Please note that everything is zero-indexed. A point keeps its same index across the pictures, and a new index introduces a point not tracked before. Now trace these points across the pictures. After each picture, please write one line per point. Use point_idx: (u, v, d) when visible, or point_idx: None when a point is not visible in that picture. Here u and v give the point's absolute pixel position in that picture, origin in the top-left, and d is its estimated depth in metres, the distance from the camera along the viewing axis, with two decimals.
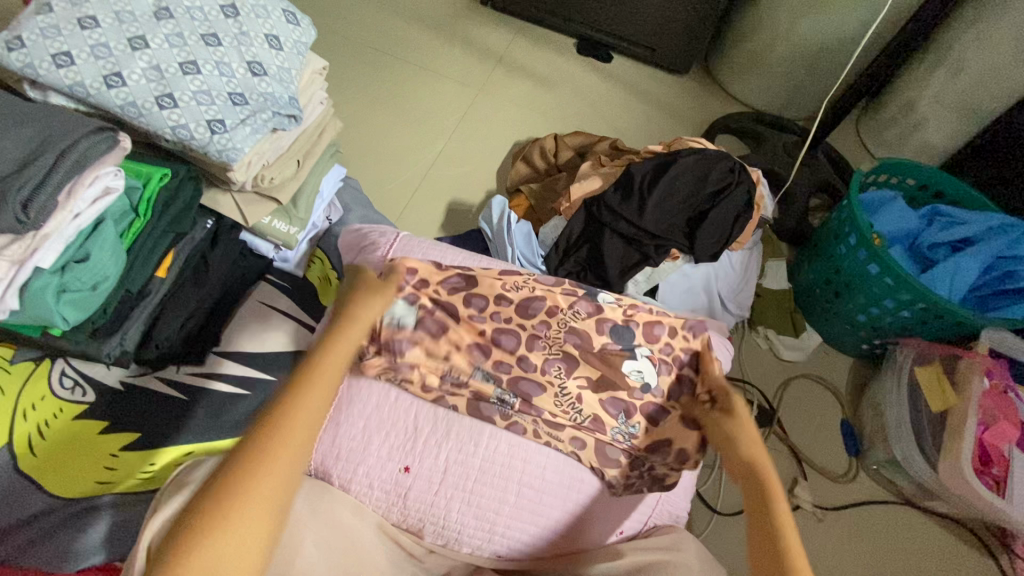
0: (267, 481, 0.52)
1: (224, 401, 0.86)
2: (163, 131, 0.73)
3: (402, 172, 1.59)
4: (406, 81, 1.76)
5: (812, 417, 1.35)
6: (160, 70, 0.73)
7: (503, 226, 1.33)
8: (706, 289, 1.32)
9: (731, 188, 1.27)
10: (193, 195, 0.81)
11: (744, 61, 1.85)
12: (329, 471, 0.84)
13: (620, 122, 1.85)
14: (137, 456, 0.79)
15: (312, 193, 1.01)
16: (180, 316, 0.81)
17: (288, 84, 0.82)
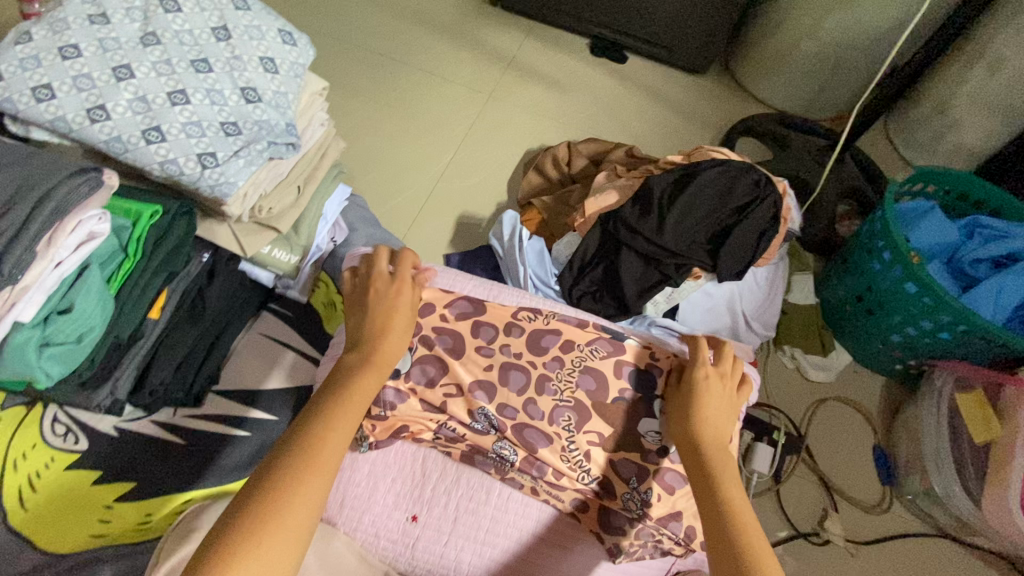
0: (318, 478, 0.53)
1: (221, 445, 0.82)
2: (151, 167, 0.69)
3: (410, 184, 1.54)
4: (413, 88, 1.70)
5: (841, 442, 1.28)
6: (146, 102, 0.68)
7: (515, 243, 1.27)
8: (730, 307, 1.25)
9: (757, 202, 1.20)
10: (187, 230, 0.76)
11: (766, 61, 1.76)
12: (332, 519, 0.80)
13: (635, 126, 1.78)
14: (130, 507, 0.75)
15: (315, 219, 0.96)
16: (176, 357, 0.77)
17: (284, 110, 0.77)
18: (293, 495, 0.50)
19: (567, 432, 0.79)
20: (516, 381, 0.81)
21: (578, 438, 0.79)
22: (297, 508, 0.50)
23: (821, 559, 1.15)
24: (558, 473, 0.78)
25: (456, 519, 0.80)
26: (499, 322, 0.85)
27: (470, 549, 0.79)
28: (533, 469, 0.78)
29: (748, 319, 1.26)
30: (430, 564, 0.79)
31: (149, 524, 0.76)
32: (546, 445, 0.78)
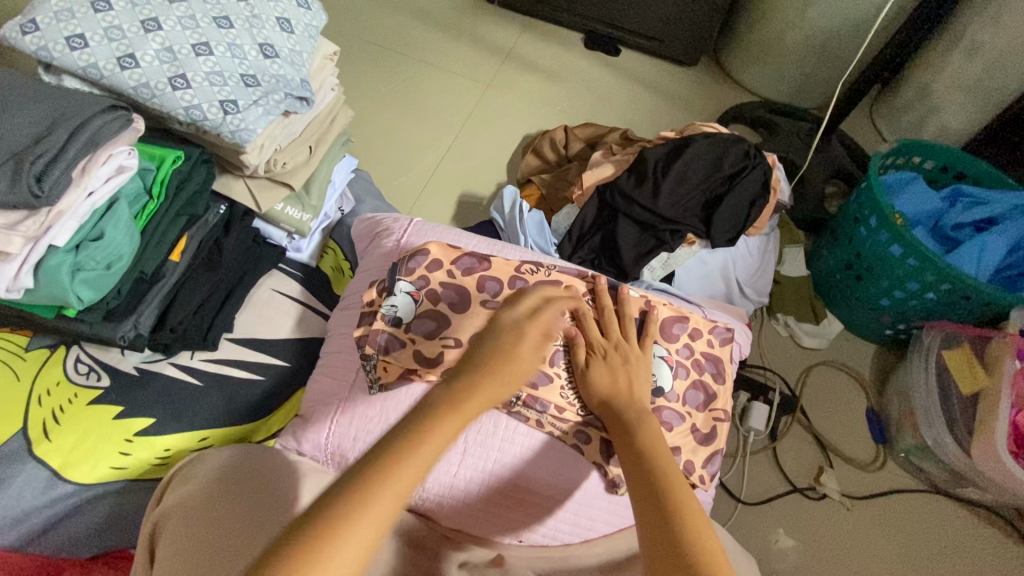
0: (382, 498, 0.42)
1: (237, 388, 0.85)
2: (176, 112, 0.73)
3: (413, 166, 1.59)
4: (415, 78, 1.76)
5: (834, 404, 1.32)
6: (172, 52, 0.73)
7: (515, 215, 1.31)
8: (724, 275, 1.29)
9: (747, 171, 1.25)
10: (206, 177, 0.80)
11: (754, 50, 1.83)
12: (345, 455, 0.83)
13: (630, 114, 1.84)
14: (149, 441, 0.78)
15: (324, 181, 1.00)
16: (194, 300, 0.81)
17: (299, 67, 0.82)
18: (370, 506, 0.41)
19: (566, 374, 0.82)
20: None
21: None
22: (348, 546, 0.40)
23: (817, 513, 1.18)
24: (561, 408, 0.81)
25: (465, 455, 0.83)
26: (503, 275, 0.88)
27: (478, 480, 0.82)
28: (537, 405, 0.81)
29: (741, 287, 1.30)
30: (439, 495, 0.83)
31: (167, 458, 0.80)
32: (547, 383, 0.81)
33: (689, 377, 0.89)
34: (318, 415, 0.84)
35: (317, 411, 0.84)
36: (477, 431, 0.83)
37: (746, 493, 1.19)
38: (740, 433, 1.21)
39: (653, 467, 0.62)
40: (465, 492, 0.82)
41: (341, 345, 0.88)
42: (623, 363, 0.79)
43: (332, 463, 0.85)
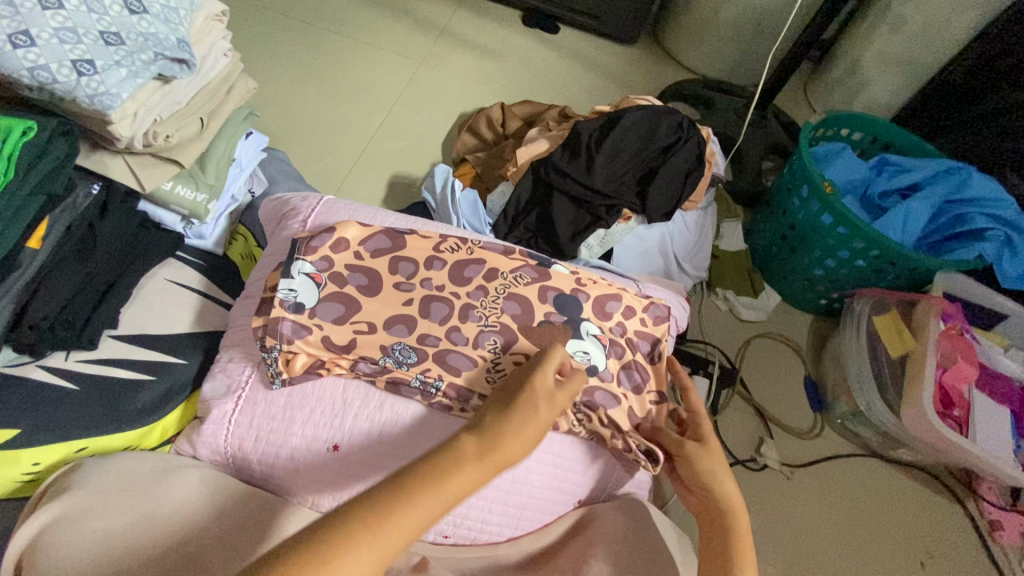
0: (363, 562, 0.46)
1: (124, 388, 0.76)
2: (20, 74, 0.63)
3: (341, 147, 1.50)
4: (341, 55, 1.65)
5: (774, 375, 1.32)
6: (11, 4, 0.61)
7: (447, 194, 1.25)
8: (662, 251, 1.27)
9: (681, 143, 1.23)
10: (69, 152, 0.71)
11: (690, 27, 1.81)
12: (247, 457, 0.76)
13: (569, 92, 1.79)
14: (14, 455, 0.68)
15: (224, 158, 0.91)
16: (63, 295, 0.71)
17: (175, 25, 0.73)
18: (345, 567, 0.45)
19: (491, 355, 0.78)
20: (437, 311, 0.80)
21: (503, 360, 0.78)
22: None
23: (758, 483, 1.19)
24: (486, 395, 0.77)
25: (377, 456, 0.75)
26: (418, 256, 0.83)
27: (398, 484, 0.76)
28: (459, 394, 0.76)
29: (680, 262, 1.28)
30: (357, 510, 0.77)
31: (38, 473, 0.70)
32: (469, 367, 0.77)
33: (627, 363, 0.83)
34: (214, 415, 0.76)
35: (212, 411, 0.76)
36: (399, 428, 0.76)
37: None
38: None
39: (734, 550, 0.66)
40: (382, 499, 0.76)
41: (243, 338, 0.80)
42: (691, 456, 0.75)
43: (237, 468, 0.78)
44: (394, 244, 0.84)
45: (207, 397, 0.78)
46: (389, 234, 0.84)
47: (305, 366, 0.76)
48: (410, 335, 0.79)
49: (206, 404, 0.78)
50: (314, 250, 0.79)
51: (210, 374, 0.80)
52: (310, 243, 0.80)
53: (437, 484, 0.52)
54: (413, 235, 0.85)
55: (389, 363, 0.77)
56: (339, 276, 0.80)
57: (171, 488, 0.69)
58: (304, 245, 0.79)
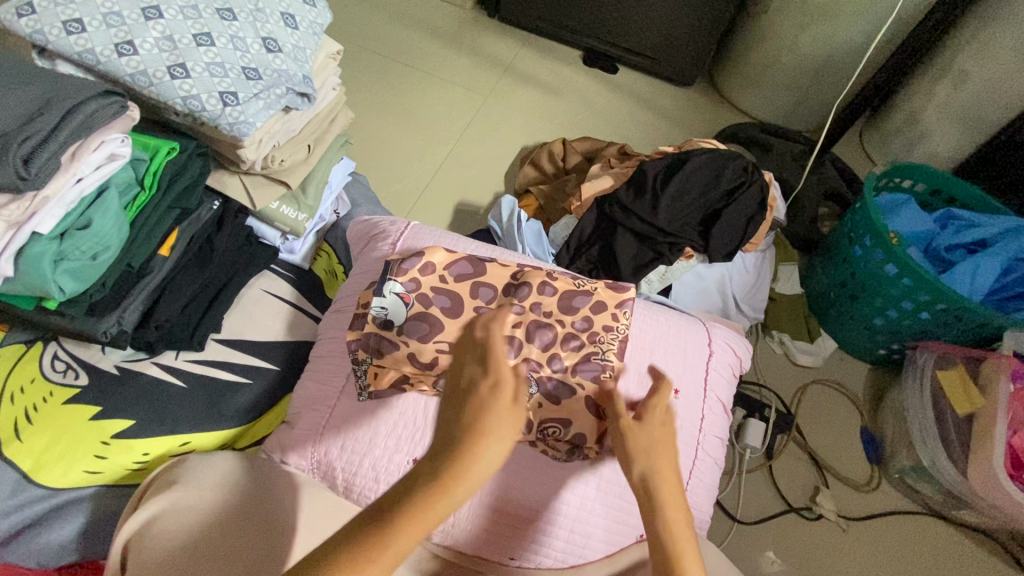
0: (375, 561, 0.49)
1: (224, 389, 0.81)
2: (174, 102, 0.71)
3: (410, 173, 1.58)
4: (413, 87, 1.76)
5: (828, 422, 1.31)
6: (172, 41, 0.71)
7: (513, 223, 1.30)
8: (721, 289, 1.29)
9: (744, 187, 1.25)
10: (201, 172, 0.78)
11: (749, 73, 1.85)
12: (331, 465, 0.80)
13: (626, 130, 1.85)
14: (128, 444, 0.74)
15: (322, 181, 0.99)
16: (181, 299, 0.78)
17: (302, 64, 0.81)
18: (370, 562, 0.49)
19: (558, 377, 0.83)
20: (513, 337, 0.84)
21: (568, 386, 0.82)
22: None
23: (812, 533, 1.16)
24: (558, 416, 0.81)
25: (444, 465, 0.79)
26: (497, 284, 0.87)
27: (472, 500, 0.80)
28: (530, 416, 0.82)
29: (738, 302, 1.30)
30: None
31: (146, 463, 0.75)
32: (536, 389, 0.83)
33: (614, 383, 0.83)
34: (305, 420, 0.81)
35: (303, 417, 0.82)
36: None
37: (743, 512, 1.17)
38: (736, 451, 1.20)
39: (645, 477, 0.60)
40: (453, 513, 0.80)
41: (332, 350, 0.85)
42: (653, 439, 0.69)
43: (319, 474, 0.82)
44: (478, 269, 0.88)
45: (298, 403, 0.83)
46: (472, 260, 0.89)
47: (390, 379, 0.81)
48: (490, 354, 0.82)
49: (297, 409, 0.83)
50: (405, 271, 0.84)
51: (301, 382, 0.85)
52: (401, 264, 0.85)
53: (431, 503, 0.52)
54: (495, 263, 0.89)
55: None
56: (425, 297, 0.84)
57: (265, 488, 0.73)
58: (396, 266, 0.85)
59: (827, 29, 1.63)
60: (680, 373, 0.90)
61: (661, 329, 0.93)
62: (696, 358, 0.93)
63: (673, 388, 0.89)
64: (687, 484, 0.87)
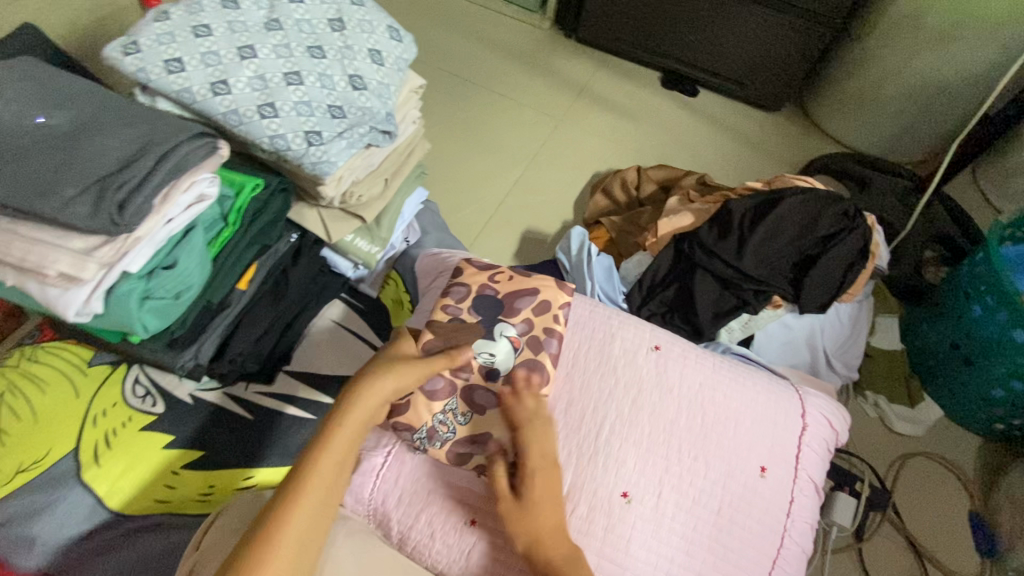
0: (284, 538, 0.51)
1: (289, 424, 0.81)
2: (261, 140, 0.71)
3: (480, 197, 1.56)
4: (486, 110, 1.74)
5: (928, 503, 1.16)
6: (264, 80, 0.71)
7: (582, 258, 1.22)
8: (811, 343, 1.17)
9: (844, 233, 1.13)
10: (282, 207, 0.78)
11: (846, 100, 1.70)
12: (388, 515, 0.76)
13: (706, 158, 1.75)
14: (197, 475, 0.75)
15: (396, 213, 0.98)
16: (255, 331, 0.79)
17: (385, 100, 0.80)
18: (276, 537, 0.51)
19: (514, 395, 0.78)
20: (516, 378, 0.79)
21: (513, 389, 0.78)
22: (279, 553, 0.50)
23: None
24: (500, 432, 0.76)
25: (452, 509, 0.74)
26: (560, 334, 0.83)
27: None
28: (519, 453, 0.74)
29: (830, 358, 1.18)
30: None
31: (212, 493, 0.76)
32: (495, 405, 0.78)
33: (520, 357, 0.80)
34: (364, 466, 0.77)
35: (363, 462, 0.77)
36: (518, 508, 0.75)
37: None
38: (820, 527, 1.07)
39: None
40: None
41: None
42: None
43: (373, 522, 0.77)
44: (512, 298, 0.84)
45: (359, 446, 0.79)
46: (508, 297, 0.84)
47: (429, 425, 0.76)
48: (495, 385, 0.78)
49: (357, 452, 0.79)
50: (448, 316, 0.81)
51: None
52: (444, 309, 0.82)
53: (308, 476, 0.54)
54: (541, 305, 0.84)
55: (447, 416, 0.77)
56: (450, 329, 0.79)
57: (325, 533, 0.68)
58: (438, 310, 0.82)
59: (942, 56, 1.46)
60: (768, 450, 0.82)
61: (750, 396, 0.85)
62: (786, 432, 0.84)
63: (761, 466, 0.80)
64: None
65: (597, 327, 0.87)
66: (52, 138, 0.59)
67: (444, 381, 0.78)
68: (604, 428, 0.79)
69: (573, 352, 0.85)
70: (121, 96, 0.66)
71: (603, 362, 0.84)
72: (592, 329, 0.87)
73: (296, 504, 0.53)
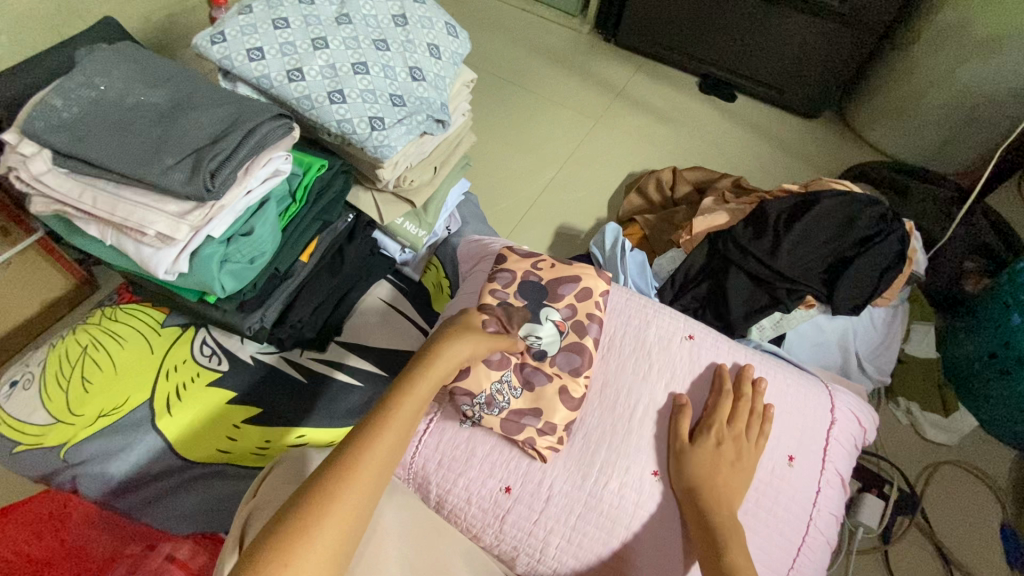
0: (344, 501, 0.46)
1: (339, 390, 0.87)
2: (330, 124, 0.78)
3: (517, 193, 1.61)
4: (525, 109, 1.79)
5: (958, 512, 1.15)
6: (334, 69, 0.78)
7: (616, 253, 1.25)
8: (843, 345, 1.18)
9: (881, 236, 1.14)
10: (343, 187, 0.84)
11: (887, 108, 1.69)
12: (427, 478, 0.81)
13: (741, 162, 1.76)
14: (256, 429, 0.82)
15: (442, 201, 1.03)
16: (313, 302, 0.85)
17: (441, 91, 0.85)
18: (336, 500, 0.46)
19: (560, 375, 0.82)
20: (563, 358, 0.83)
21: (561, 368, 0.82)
22: (340, 517, 0.45)
23: None
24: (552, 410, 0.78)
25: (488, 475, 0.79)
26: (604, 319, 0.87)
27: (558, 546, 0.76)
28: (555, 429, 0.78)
29: (862, 360, 1.18)
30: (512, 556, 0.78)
31: (267, 449, 0.82)
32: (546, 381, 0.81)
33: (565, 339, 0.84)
34: None
35: None
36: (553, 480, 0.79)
37: None
38: (845, 528, 1.08)
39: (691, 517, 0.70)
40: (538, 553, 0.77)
41: None
42: (735, 461, 0.77)
43: (413, 485, 0.82)
44: (556, 284, 0.88)
45: None
46: (551, 283, 0.88)
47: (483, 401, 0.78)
48: (544, 364, 0.83)
49: None
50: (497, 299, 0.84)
51: None
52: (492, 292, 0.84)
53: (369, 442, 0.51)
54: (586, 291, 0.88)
55: (502, 386, 0.79)
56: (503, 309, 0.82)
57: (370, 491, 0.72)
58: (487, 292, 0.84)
59: (989, 66, 1.45)
60: (796, 440, 0.84)
61: (781, 388, 0.87)
62: (816, 424, 0.86)
63: (789, 455, 0.82)
64: (793, 562, 0.79)
65: (633, 314, 0.90)
66: (152, 114, 0.66)
67: (501, 354, 0.80)
68: (637, 410, 0.82)
69: (609, 336, 0.88)
70: (209, 80, 0.73)
71: (638, 348, 0.87)
72: (629, 316, 0.90)
73: (355, 470, 0.48)
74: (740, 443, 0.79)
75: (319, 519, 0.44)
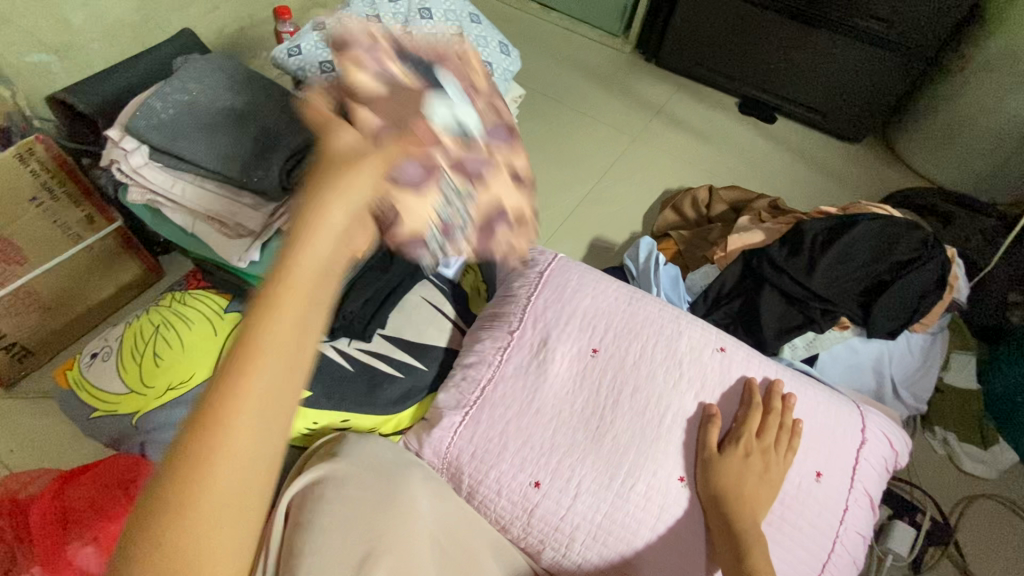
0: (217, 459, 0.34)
1: (380, 380, 0.92)
2: None
3: (553, 204, 1.66)
4: (565, 124, 1.84)
5: (996, 547, 1.12)
6: None
7: (649, 266, 1.28)
8: (877, 370, 1.17)
9: (920, 262, 1.14)
10: None
11: (933, 135, 1.68)
12: (460, 468, 0.85)
13: (779, 182, 1.76)
14: (305, 411, 0.87)
15: None
16: (363, 295, 0.93)
17: None
18: (210, 460, 0.34)
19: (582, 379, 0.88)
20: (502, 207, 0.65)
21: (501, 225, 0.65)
22: (219, 480, 0.34)
23: None
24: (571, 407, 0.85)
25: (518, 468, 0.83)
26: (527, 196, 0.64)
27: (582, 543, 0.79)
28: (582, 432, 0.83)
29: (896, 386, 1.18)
30: (538, 548, 0.82)
31: (315, 430, 0.88)
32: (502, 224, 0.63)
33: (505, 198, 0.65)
34: (443, 422, 0.86)
35: (443, 418, 0.86)
36: (580, 478, 0.82)
37: None
38: (873, 553, 1.05)
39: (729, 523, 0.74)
40: (563, 547, 0.80)
41: (480, 358, 0.91)
42: (762, 472, 0.79)
43: (446, 474, 0.87)
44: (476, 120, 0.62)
45: (440, 404, 0.89)
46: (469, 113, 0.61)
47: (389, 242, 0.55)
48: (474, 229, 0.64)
49: (437, 410, 0.89)
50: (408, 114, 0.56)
51: (443, 386, 0.91)
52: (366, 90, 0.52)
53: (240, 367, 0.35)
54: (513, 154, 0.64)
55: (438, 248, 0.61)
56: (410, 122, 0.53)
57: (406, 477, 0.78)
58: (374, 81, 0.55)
59: None
60: (824, 457, 0.84)
61: (810, 405, 0.88)
62: (845, 442, 0.86)
63: (816, 471, 0.83)
64: None
65: (667, 324, 0.93)
66: (237, 118, 0.74)
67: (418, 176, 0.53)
68: (667, 417, 0.84)
69: (642, 343, 0.90)
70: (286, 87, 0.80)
71: (671, 356, 0.89)
72: (663, 325, 0.93)
73: (230, 415, 0.35)
74: (768, 456, 0.81)
75: (191, 490, 0.34)
